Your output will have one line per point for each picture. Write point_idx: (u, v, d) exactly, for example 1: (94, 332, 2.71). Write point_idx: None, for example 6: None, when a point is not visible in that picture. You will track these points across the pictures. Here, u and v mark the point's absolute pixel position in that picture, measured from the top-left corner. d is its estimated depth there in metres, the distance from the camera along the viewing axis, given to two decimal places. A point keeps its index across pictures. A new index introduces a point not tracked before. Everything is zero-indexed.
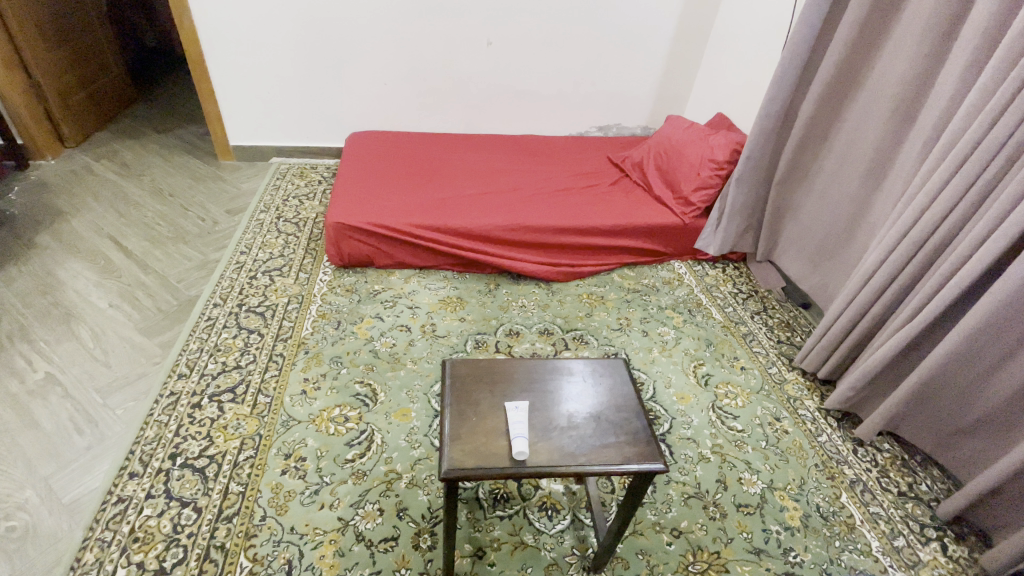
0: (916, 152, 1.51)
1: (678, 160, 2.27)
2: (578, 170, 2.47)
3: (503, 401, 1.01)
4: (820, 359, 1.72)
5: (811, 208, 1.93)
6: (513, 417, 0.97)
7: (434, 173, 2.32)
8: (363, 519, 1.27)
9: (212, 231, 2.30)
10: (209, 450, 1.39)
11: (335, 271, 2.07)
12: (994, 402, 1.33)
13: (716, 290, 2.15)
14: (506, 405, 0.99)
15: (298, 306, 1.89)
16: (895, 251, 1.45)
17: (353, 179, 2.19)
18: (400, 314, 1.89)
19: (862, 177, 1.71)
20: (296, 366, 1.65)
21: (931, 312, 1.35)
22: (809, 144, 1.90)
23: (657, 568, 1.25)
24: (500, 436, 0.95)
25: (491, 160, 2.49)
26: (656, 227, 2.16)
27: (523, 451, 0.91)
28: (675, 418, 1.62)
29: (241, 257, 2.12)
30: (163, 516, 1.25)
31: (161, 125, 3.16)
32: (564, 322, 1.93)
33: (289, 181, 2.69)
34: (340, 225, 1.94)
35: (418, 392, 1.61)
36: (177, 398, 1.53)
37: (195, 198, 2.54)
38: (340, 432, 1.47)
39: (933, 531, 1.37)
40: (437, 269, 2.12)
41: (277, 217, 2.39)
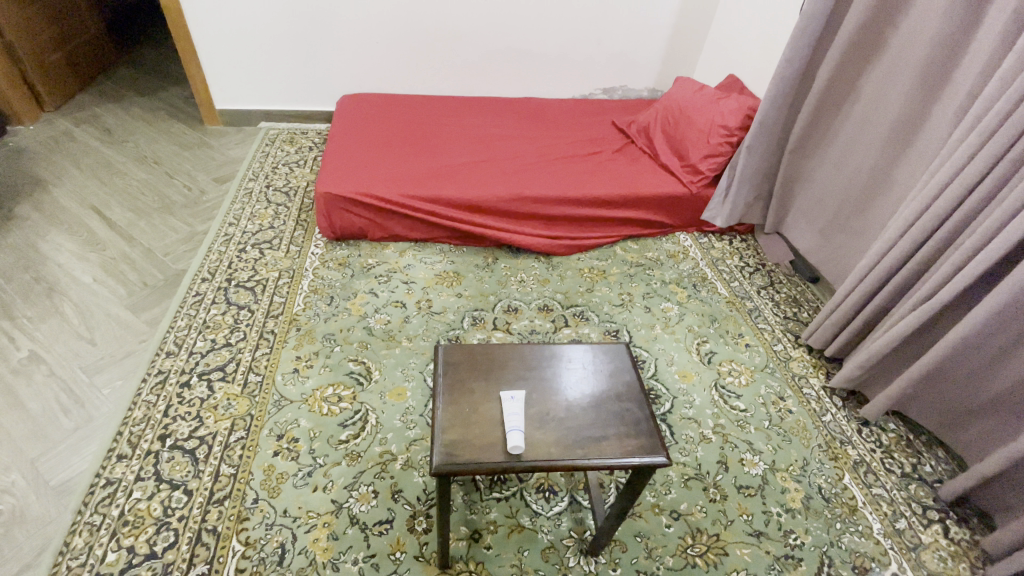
0: (945, 119, 1.40)
1: (686, 125, 2.15)
2: (581, 136, 2.35)
3: (498, 390, 0.96)
4: (828, 336, 1.67)
5: (826, 179, 1.84)
6: (509, 408, 0.91)
7: (430, 140, 2.21)
8: (357, 502, 1.25)
9: (199, 201, 2.22)
10: (199, 431, 1.37)
11: (327, 244, 2.00)
12: (1007, 385, 1.27)
13: (722, 264, 2.08)
14: (502, 395, 0.94)
15: (289, 281, 1.83)
16: (914, 227, 1.38)
17: (344, 146, 2.09)
18: (395, 290, 1.83)
19: (884, 145, 1.61)
20: (287, 344, 1.61)
21: (951, 292, 1.28)
22: (827, 110, 1.79)
23: (656, 552, 1.23)
24: (493, 427, 0.90)
25: (491, 125, 2.37)
26: (662, 198, 2.06)
27: (517, 446, 0.86)
28: (677, 398, 1.58)
29: (229, 229, 2.05)
30: (153, 499, 1.23)
31: (145, 88, 3.02)
32: (564, 297, 1.87)
33: (279, 148, 2.58)
34: (330, 196, 1.86)
35: (414, 370, 1.57)
36: (166, 377, 1.49)
37: (181, 166, 2.44)
38: (333, 412, 1.43)
39: (936, 513, 1.34)
40: (434, 242, 2.04)
41: (266, 186, 2.31)
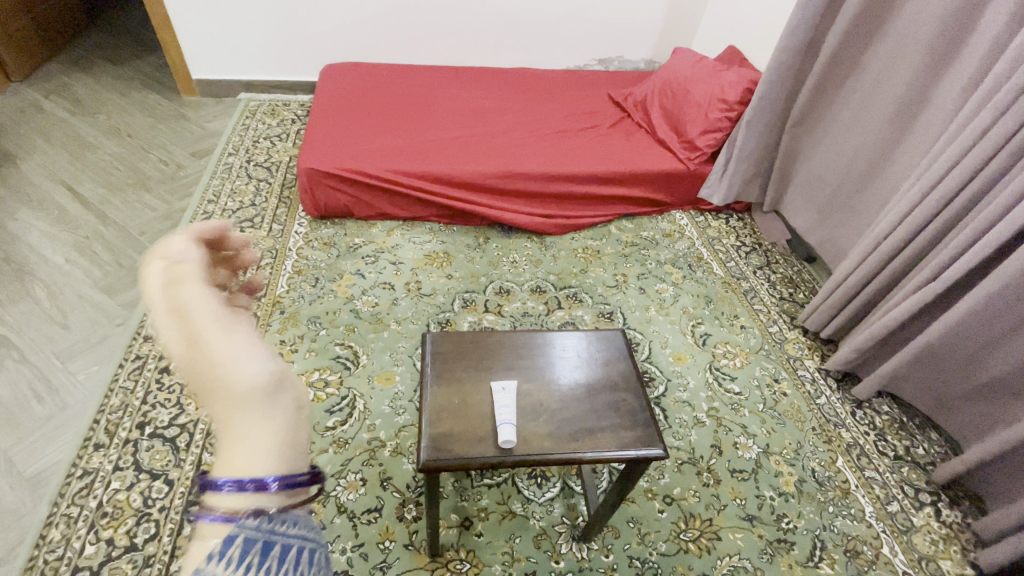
0: (953, 94, 1.34)
1: (684, 99, 2.07)
2: (576, 110, 2.27)
3: (489, 381, 0.92)
4: (825, 319, 1.65)
5: (827, 156, 1.79)
6: (500, 401, 0.87)
7: (418, 112, 2.11)
8: (345, 490, 1.22)
9: (176, 177, 2.13)
10: (180, 419, 1.32)
11: (311, 222, 1.92)
12: (1004, 370, 1.25)
13: (718, 243, 2.04)
14: (492, 387, 0.90)
15: (272, 261, 1.76)
16: (918, 208, 1.33)
17: (327, 118, 1.99)
18: (382, 271, 1.77)
19: (889, 121, 1.55)
20: (271, 327, 1.55)
21: (953, 275, 1.24)
22: (831, 83, 1.72)
23: (648, 537, 1.22)
24: (483, 419, 0.87)
25: (483, 97, 2.27)
26: (658, 175, 2.00)
27: (509, 441, 0.82)
28: (671, 380, 1.55)
29: (208, 207, 1.97)
30: (132, 489, 1.19)
31: (117, 56, 2.87)
32: (557, 278, 1.82)
33: (260, 120, 2.47)
34: (313, 172, 1.77)
35: (403, 354, 1.53)
36: (144, 362, 1.44)
37: (157, 140, 2.33)
38: (319, 398, 1.39)
39: (928, 496, 1.34)
40: (423, 220, 1.98)
41: (247, 161, 2.22)
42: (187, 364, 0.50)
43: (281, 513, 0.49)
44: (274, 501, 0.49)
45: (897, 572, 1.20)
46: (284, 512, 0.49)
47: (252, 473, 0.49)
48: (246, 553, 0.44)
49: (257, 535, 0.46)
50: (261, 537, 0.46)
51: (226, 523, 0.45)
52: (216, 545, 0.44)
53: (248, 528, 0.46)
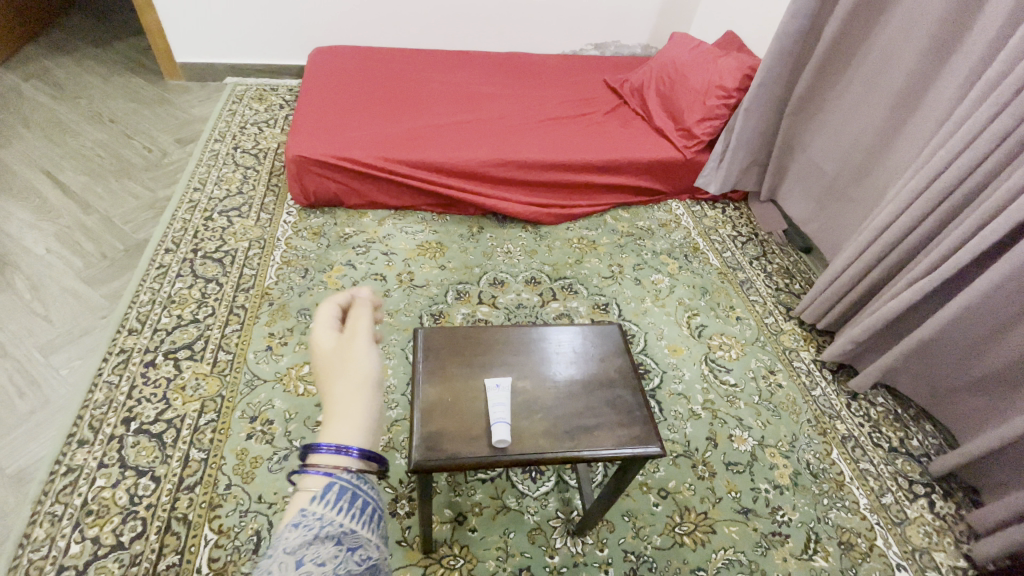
0: (956, 81, 1.31)
1: (682, 86, 2.03)
2: (572, 96, 2.22)
3: (483, 378, 0.90)
4: (822, 310, 1.63)
5: (825, 145, 1.76)
6: (493, 399, 0.85)
7: (410, 98, 2.06)
8: None
9: (160, 164, 2.07)
10: (166, 414, 1.29)
11: (300, 211, 1.88)
12: (1001, 362, 1.24)
13: (714, 233, 2.01)
14: (486, 384, 0.87)
15: (260, 252, 1.72)
16: (918, 199, 1.31)
17: (316, 104, 1.93)
18: (374, 262, 1.73)
19: (889, 109, 1.53)
20: (259, 320, 1.52)
21: (952, 267, 1.23)
22: (832, 70, 1.69)
23: (643, 531, 1.21)
24: (476, 417, 0.84)
25: (476, 82, 2.22)
26: (654, 163, 1.97)
27: (503, 440, 0.80)
28: (667, 372, 1.54)
29: (194, 195, 1.91)
30: (118, 486, 1.16)
31: (99, 38, 2.78)
32: (552, 269, 1.80)
33: (247, 106, 2.41)
34: (302, 159, 1.73)
35: (395, 347, 1.50)
36: (129, 356, 1.40)
37: (141, 125, 2.26)
38: (310, 392, 1.36)
39: (922, 488, 1.34)
40: (416, 209, 1.94)
41: (234, 147, 2.16)
42: (333, 352, 0.69)
43: (362, 475, 0.57)
44: (356, 465, 0.57)
45: (891, 564, 1.20)
46: (367, 473, 0.58)
47: (341, 440, 0.58)
48: (337, 500, 0.54)
49: (347, 485, 0.56)
50: (349, 487, 0.56)
51: (325, 473, 0.56)
52: (318, 487, 0.55)
53: (340, 480, 0.56)
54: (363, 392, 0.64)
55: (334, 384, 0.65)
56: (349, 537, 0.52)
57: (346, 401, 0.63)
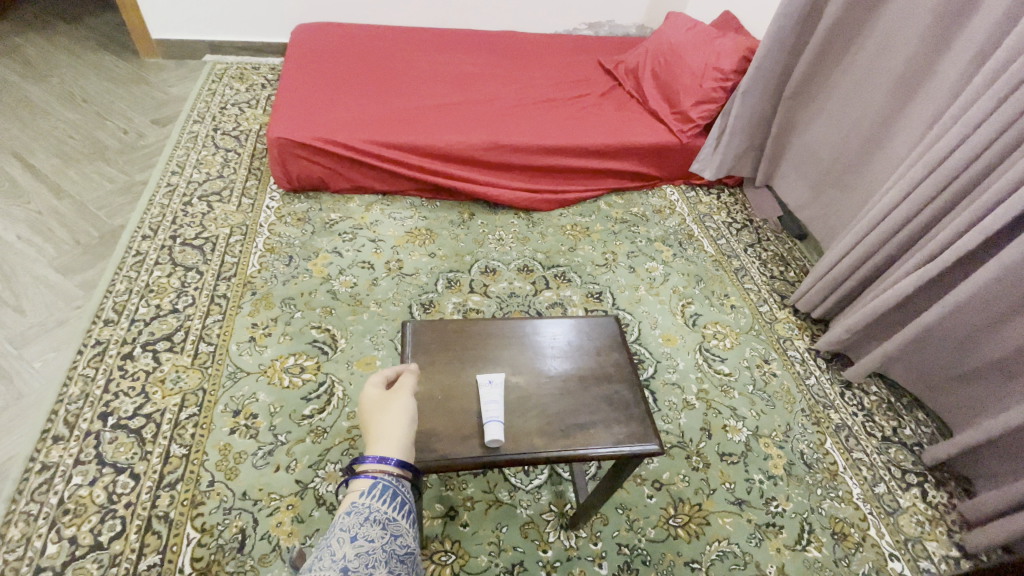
0: (959, 65, 1.27)
1: (678, 67, 1.97)
2: (565, 77, 2.16)
3: (475, 374, 0.86)
4: (817, 299, 1.61)
5: (823, 130, 1.73)
6: (486, 397, 0.81)
7: (398, 78, 1.98)
8: (324, 482, 1.17)
9: (136, 146, 1.98)
10: (145, 408, 1.25)
11: (284, 196, 1.82)
12: (997, 353, 1.23)
13: (709, 220, 1.98)
14: (479, 381, 0.84)
15: (242, 238, 1.66)
16: (918, 187, 1.28)
17: (299, 83, 1.85)
18: (361, 249, 1.68)
19: (889, 93, 1.49)
20: (242, 310, 1.47)
21: (951, 257, 1.20)
22: (831, 53, 1.64)
23: (637, 524, 1.19)
24: (468, 415, 0.81)
25: (466, 62, 2.14)
26: (649, 148, 1.92)
27: (496, 440, 0.77)
28: (660, 362, 1.52)
29: (172, 178, 1.84)
30: (96, 484, 1.12)
31: (69, 12, 2.64)
32: (544, 257, 1.76)
33: (227, 85, 2.31)
34: (284, 141, 1.66)
35: (384, 337, 1.46)
36: (105, 348, 1.35)
37: (115, 106, 2.16)
38: (295, 385, 1.32)
39: (914, 477, 1.34)
40: (404, 194, 1.88)
41: (214, 129, 2.08)
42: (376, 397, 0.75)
43: (400, 480, 0.64)
44: (396, 472, 0.64)
45: (883, 553, 1.20)
46: (404, 481, 0.65)
47: (385, 452, 0.66)
48: (381, 496, 0.61)
49: (390, 486, 0.63)
50: (392, 488, 0.63)
51: (370, 476, 0.63)
52: (365, 485, 0.62)
53: (383, 481, 0.62)
54: (402, 416, 0.71)
55: (377, 413, 0.72)
56: (393, 525, 0.58)
57: (387, 423, 0.70)
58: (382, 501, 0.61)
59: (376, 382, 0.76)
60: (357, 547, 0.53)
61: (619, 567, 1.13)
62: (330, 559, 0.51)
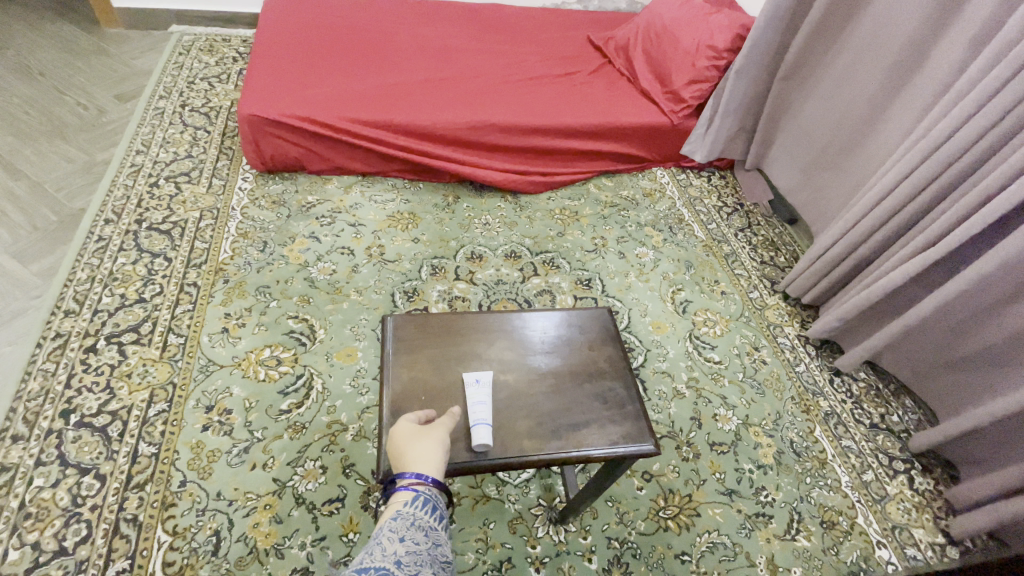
0: (958, 47, 1.23)
1: (669, 45, 1.90)
2: (553, 54, 2.07)
3: (461, 373, 0.84)
4: (808, 285, 1.59)
5: (817, 112, 1.68)
6: (472, 398, 0.78)
7: (377, 51, 1.88)
8: (303, 480, 1.12)
9: (98, 123, 1.85)
10: (111, 405, 1.18)
11: (257, 177, 1.72)
12: (985, 342, 1.23)
13: (699, 204, 1.94)
14: (465, 379, 0.81)
15: (213, 223, 1.57)
16: (915, 172, 1.25)
17: (271, 56, 1.74)
18: (340, 234, 1.61)
19: (885, 74, 1.44)
20: (214, 299, 1.39)
21: (948, 245, 1.18)
22: (828, 31, 1.59)
23: (627, 517, 1.17)
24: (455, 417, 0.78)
25: (449, 36, 2.04)
26: (640, 129, 1.86)
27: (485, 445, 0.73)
28: (650, 350, 1.49)
29: (137, 158, 1.73)
30: (59, 486, 1.06)
31: None
32: (532, 242, 1.70)
33: (195, 58, 2.17)
34: (256, 119, 1.56)
35: (365, 327, 1.40)
36: (66, 341, 1.26)
37: (74, 79, 2.02)
38: (272, 378, 1.26)
39: (902, 464, 1.34)
40: (386, 176, 1.80)
41: (182, 105, 1.96)
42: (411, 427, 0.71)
43: (438, 496, 0.65)
44: (434, 489, 0.65)
45: (871, 541, 1.20)
46: (441, 497, 0.66)
47: (421, 469, 0.65)
48: (423, 507, 0.62)
49: (431, 499, 0.64)
50: (433, 500, 0.64)
51: (413, 488, 0.64)
52: (408, 496, 0.63)
53: (425, 493, 0.63)
54: (439, 442, 0.70)
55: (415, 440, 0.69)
56: (435, 535, 0.61)
57: (424, 446, 0.68)
58: (425, 512, 0.62)
59: (417, 413, 0.75)
60: (406, 548, 0.56)
61: (609, 562, 1.11)
62: (381, 556, 0.54)
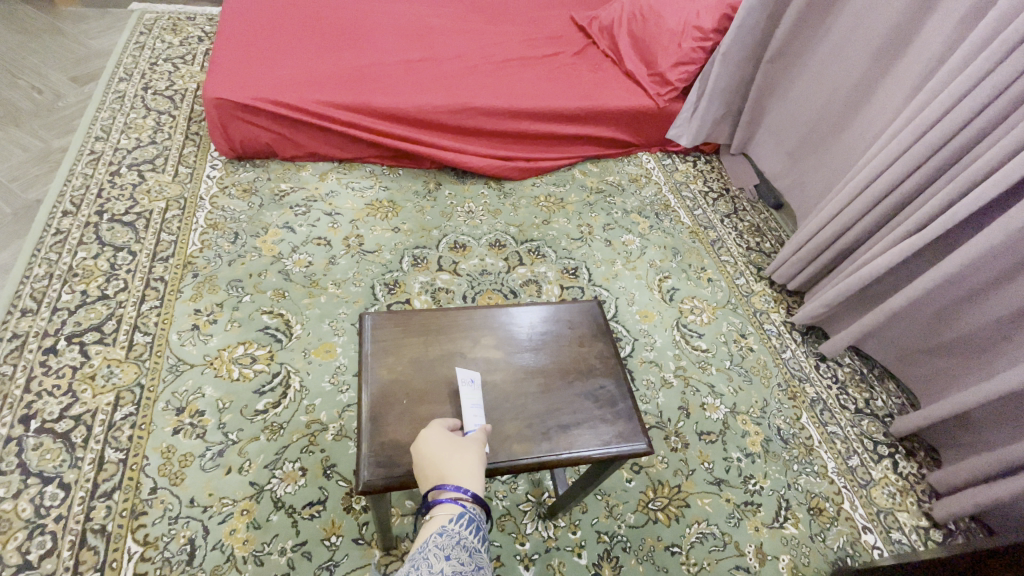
0: (946, 28, 1.20)
1: (655, 25, 1.85)
2: (534, 34, 2.00)
3: (464, 364, 0.82)
4: (793, 271, 1.58)
5: (803, 95, 1.65)
6: (467, 399, 0.75)
7: (351, 31, 1.79)
8: (282, 483, 1.07)
9: (53, 107, 1.74)
10: (73, 409, 1.11)
11: (227, 164, 1.64)
12: (969, 328, 1.23)
13: (685, 189, 1.91)
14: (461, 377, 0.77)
15: (180, 213, 1.49)
16: (903, 157, 1.23)
17: (238, 35, 1.65)
18: (316, 223, 1.54)
19: (872, 57, 1.41)
20: (182, 294, 1.32)
21: (935, 231, 1.16)
22: (815, 12, 1.55)
23: (617, 510, 1.16)
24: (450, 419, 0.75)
25: (427, 14, 1.96)
26: (625, 112, 1.81)
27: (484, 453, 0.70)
28: (638, 340, 1.47)
29: (96, 144, 1.63)
30: (20, 497, 0.99)
31: None
32: (517, 231, 1.66)
33: (158, 38, 2.06)
34: (222, 103, 1.47)
35: (344, 321, 1.34)
36: (23, 342, 1.19)
37: (27, 61, 1.89)
38: (246, 377, 1.21)
39: (886, 449, 1.35)
40: (364, 162, 1.73)
41: (144, 88, 1.85)
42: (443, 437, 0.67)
43: (480, 514, 0.60)
44: (477, 506, 0.60)
45: (857, 527, 1.21)
46: (482, 517, 0.60)
47: (462, 480, 0.61)
48: (468, 528, 0.57)
49: (475, 518, 0.59)
50: (476, 520, 0.59)
51: (459, 503, 0.59)
52: (453, 511, 0.58)
53: (470, 512, 0.58)
54: (477, 453, 0.66)
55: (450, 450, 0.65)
56: (479, 557, 0.54)
57: (465, 458, 0.64)
58: (469, 532, 0.57)
59: (446, 423, 0.71)
60: (454, 567, 0.51)
61: (599, 557, 1.09)
62: (429, 573, 0.49)
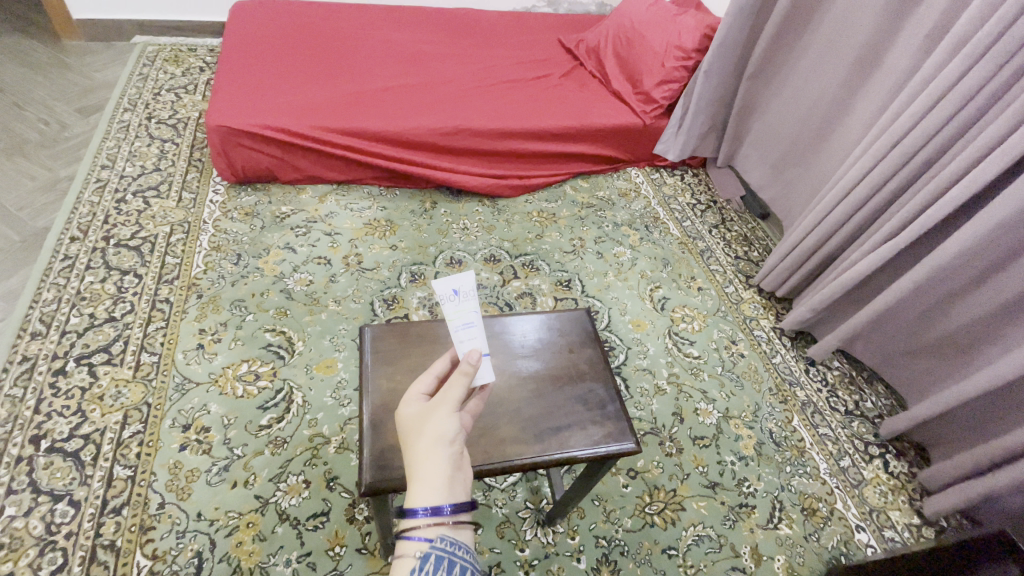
0: (915, 44, 1.27)
1: (639, 47, 1.93)
2: (524, 57, 2.08)
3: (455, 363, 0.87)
4: (781, 279, 1.63)
5: (783, 108, 1.72)
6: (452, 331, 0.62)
7: (347, 58, 1.87)
8: (286, 495, 1.10)
9: (60, 138, 1.80)
10: (83, 429, 1.14)
11: (229, 189, 1.69)
12: (949, 329, 1.28)
13: (674, 202, 1.97)
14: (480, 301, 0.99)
15: (184, 237, 1.54)
16: (878, 165, 1.29)
17: (239, 65, 1.72)
18: (316, 244, 1.59)
19: (846, 71, 1.49)
20: (187, 315, 1.36)
21: (910, 236, 1.22)
22: (791, 30, 1.63)
23: (614, 515, 1.18)
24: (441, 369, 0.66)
25: (420, 40, 2.04)
26: (613, 129, 1.88)
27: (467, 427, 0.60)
28: (631, 348, 1.51)
29: (102, 173, 1.68)
30: (32, 515, 1.02)
31: None
32: (511, 246, 1.71)
33: (160, 69, 2.13)
34: (224, 130, 1.53)
35: (345, 337, 1.38)
36: (34, 364, 1.23)
37: (33, 94, 1.95)
38: (249, 394, 1.24)
39: (876, 449, 1.38)
40: (361, 183, 1.79)
41: (148, 117, 1.91)
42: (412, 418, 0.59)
43: (455, 537, 0.52)
44: (451, 523, 0.51)
45: (851, 526, 1.23)
46: (459, 534, 0.52)
47: (430, 494, 0.52)
48: (437, 572, 0.49)
49: (446, 551, 0.50)
50: (447, 555, 0.50)
51: (422, 543, 0.50)
52: (416, 559, 0.49)
53: (438, 549, 0.50)
54: (442, 440, 0.56)
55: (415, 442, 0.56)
56: None
57: (422, 450, 0.55)
58: None
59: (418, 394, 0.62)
60: None
61: (598, 561, 1.12)
62: None
